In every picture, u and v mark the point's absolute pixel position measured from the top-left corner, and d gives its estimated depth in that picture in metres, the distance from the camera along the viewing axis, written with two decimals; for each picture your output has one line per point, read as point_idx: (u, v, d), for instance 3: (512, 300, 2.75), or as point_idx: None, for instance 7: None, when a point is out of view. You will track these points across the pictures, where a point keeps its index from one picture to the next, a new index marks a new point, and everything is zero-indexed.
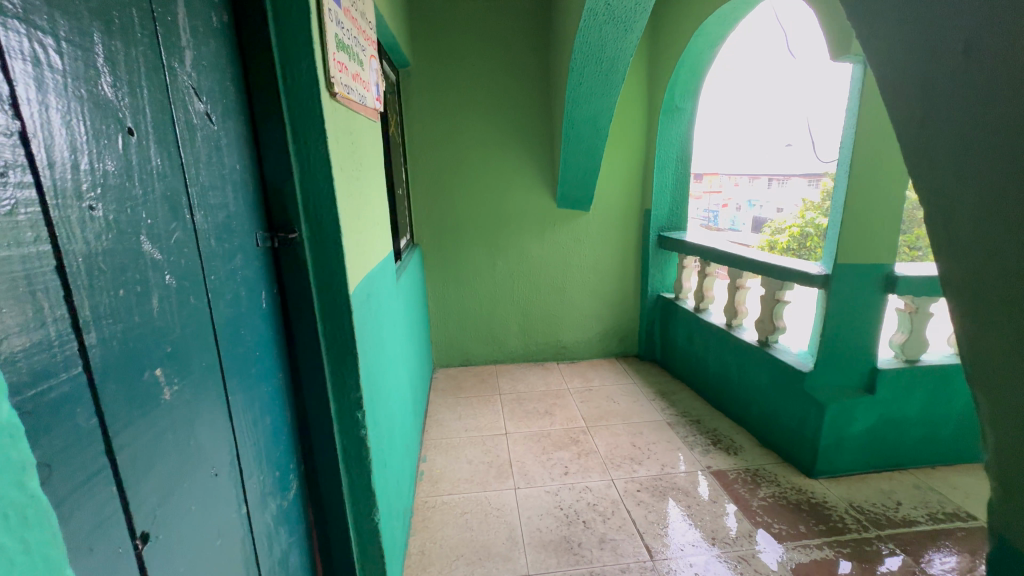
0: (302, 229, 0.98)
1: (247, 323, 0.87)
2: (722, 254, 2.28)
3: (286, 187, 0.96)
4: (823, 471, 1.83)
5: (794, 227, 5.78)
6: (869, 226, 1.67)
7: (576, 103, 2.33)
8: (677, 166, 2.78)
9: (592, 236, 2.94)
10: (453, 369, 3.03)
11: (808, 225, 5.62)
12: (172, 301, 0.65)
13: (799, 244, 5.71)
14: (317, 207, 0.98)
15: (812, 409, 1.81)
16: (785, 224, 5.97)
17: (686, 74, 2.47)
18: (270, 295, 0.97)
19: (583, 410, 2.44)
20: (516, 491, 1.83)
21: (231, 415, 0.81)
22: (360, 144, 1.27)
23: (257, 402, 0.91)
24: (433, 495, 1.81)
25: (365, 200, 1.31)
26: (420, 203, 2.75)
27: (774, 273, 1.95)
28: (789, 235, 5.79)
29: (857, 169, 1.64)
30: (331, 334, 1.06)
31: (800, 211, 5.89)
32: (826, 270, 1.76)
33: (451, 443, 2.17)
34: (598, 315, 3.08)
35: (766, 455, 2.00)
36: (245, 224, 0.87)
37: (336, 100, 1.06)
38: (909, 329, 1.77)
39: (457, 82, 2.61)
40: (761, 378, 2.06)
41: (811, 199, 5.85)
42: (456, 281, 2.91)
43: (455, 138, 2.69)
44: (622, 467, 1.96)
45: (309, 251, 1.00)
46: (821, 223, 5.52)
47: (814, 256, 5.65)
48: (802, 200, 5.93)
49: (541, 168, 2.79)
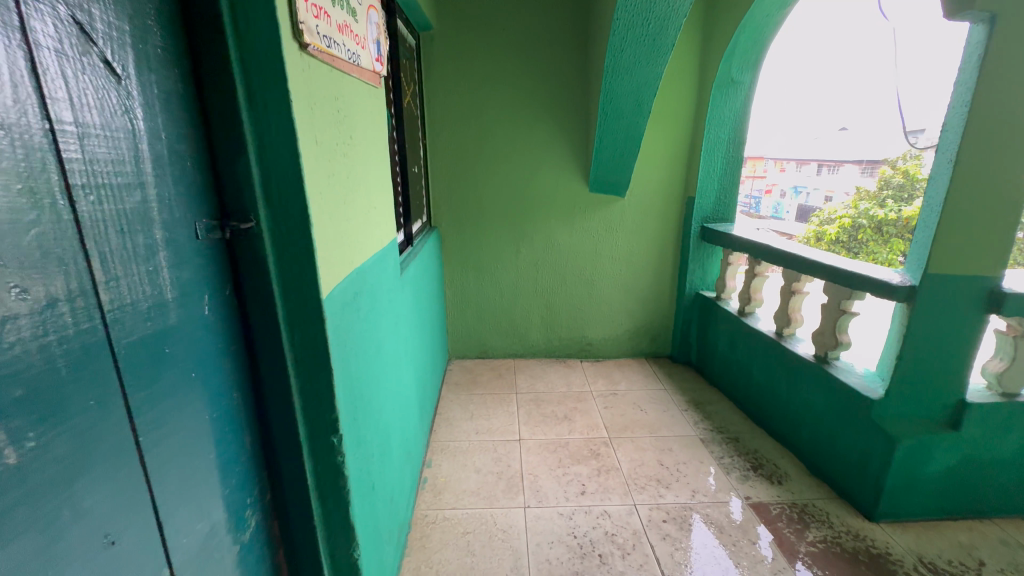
0: (261, 217, 0.79)
1: (178, 337, 0.68)
2: (777, 252, 1.98)
3: (240, 164, 0.76)
4: (885, 514, 1.57)
5: (845, 219, 5.29)
6: (971, 231, 1.37)
7: (616, 73, 2.04)
8: (728, 149, 2.44)
9: (626, 223, 2.66)
10: (469, 361, 2.85)
11: (861, 215, 5.11)
12: (28, 323, 0.46)
13: (849, 236, 5.24)
14: (280, 192, 0.79)
15: (880, 444, 1.53)
16: (834, 215, 5.49)
17: (747, 41, 2.13)
18: (219, 298, 0.78)
19: (606, 417, 2.21)
20: (525, 510, 1.65)
21: (144, 461, 0.62)
22: (349, 112, 1.06)
23: (196, 432, 0.73)
24: (434, 509, 1.65)
25: (356, 180, 1.10)
26: (440, 183, 2.54)
27: (841, 278, 1.65)
28: (838, 226, 5.33)
29: (965, 160, 1.32)
30: (300, 347, 0.87)
31: (853, 200, 5.37)
32: (911, 281, 1.45)
33: (458, 447, 1.99)
34: (629, 312, 2.82)
35: (816, 488, 1.74)
36: (177, 211, 0.68)
37: (310, 54, 0.84)
38: (1012, 356, 1.46)
39: (484, 48, 2.35)
40: (816, 399, 1.79)
41: (866, 187, 5.32)
42: (475, 269, 2.71)
43: (478, 112, 2.44)
44: (646, 490, 1.74)
45: (270, 246, 0.81)
46: (877, 214, 4.95)
47: (865, 251, 5.10)
48: (856, 188, 5.42)
49: (572, 148, 2.52)
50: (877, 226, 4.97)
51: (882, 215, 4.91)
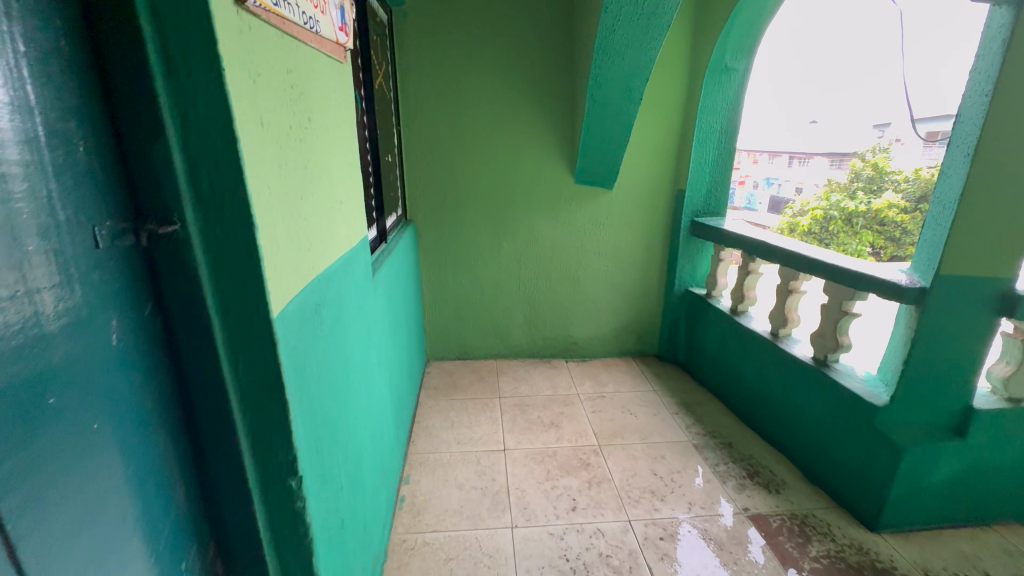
0: (188, 219, 0.62)
1: (72, 379, 0.51)
2: (773, 249, 1.89)
3: (157, 151, 0.59)
4: (888, 524, 1.50)
5: (817, 211, 5.36)
6: (986, 229, 1.29)
7: (607, 56, 1.90)
8: (720, 140, 2.34)
9: (614, 217, 2.54)
10: (449, 362, 2.71)
11: (833, 207, 5.16)
12: None
13: (821, 228, 5.31)
14: (213, 186, 0.63)
15: (884, 453, 1.46)
16: (806, 207, 5.52)
17: (742, 25, 2.01)
18: (135, 322, 0.61)
19: (594, 423, 2.10)
20: (513, 531, 1.52)
21: (19, 554, 0.45)
22: (306, 88, 0.89)
23: (106, 497, 0.56)
24: (413, 532, 1.51)
25: (316, 171, 0.93)
26: (415, 172, 2.36)
27: (844, 278, 1.56)
28: (810, 218, 5.39)
29: (983, 154, 1.24)
30: (246, 375, 0.72)
31: (825, 192, 5.38)
32: (922, 282, 1.37)
33: (438, 461, 1.85)
34: (616, 309, 2.71)
35: (815, 497, 1.67)
36: (63, 211, 0.50)
37: (251, 11, 0.67)
38: (1019, 360, 1.40)
39: (462, 27, 2.17)
40: (814, 404, 1.71)
41: (838, 180, 5.35)
42: (455, 265, 2.55)
43: (456, 97, 2.27)
44: (641, 503, 1.63)
45: (203, 254, 0.65)
46: (848, 206, 5.01)
47: (836, 242, 5.13)
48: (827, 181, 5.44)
49: (557, 137, 2.37)
50: (847, 217, 5.01)
51: (853, 207, 4.95)
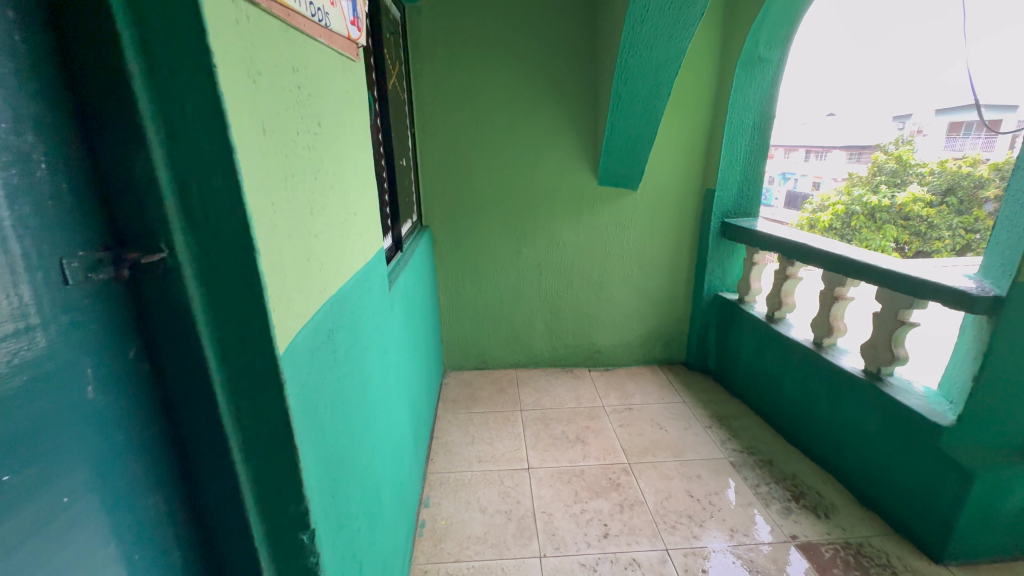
0: (177, 244, 0.53)
1: (37, 449, 0.42)
2: (815, 253, 1.75)
3: (140, 166, 0.49)
4: (955, 555, 1.37)
5: (838, 205, 5.02)
6: None
7: (634, 49, 1.77)
8: (752, 136, 2.21)
9: (639, 219, 2.42)
10: (468, 372, 2.61)
11: (855, 201, 4.85)
12: None
13: (841, 223, 4.98)
14: (206, 206, 0.53)
15: (952, 478, 1.33)
16: (828, 202, 5.23)
17: (777, 13, 1.87)
18: (119, 368, 0.51)
19: (622, 438, 1.99)
20: (541, 560, 1.42)
21: None
22: (315, 89, 0.79)
23: None
24: (435, 562, 1.41)
25: (328, 182, 0.84)
26: (430, 176, 2.27)
27: (900, 286, 1.42)
28: (830, 213, 5.08)
29: None
30: (250, 420, 0.62)
31: (845, 186, 5.17)
32: (996, 291, 1.23)
33: (459, 481, 1.75)
34: (641, 315, 2.59)
35: (869, 523, 1.54)
36: (20, 244, 0.41)
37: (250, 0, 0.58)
38: None
39: (478, 22, 2.07)
40: (867, 421, 1.57)
41: (858, 173, 5.14)
42: (472, 271, 2.45)
43: (472, 96, 2.16)
44: (678, 530, 1.52)
45: (196, 285, 0.55)
46: (871, 201, 4.69)
47: (858, 238, 4.84)
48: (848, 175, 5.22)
49: (578, 137, 2.26)
50: (869, 212, 4.73)
51: (876, 200, 4.65)
